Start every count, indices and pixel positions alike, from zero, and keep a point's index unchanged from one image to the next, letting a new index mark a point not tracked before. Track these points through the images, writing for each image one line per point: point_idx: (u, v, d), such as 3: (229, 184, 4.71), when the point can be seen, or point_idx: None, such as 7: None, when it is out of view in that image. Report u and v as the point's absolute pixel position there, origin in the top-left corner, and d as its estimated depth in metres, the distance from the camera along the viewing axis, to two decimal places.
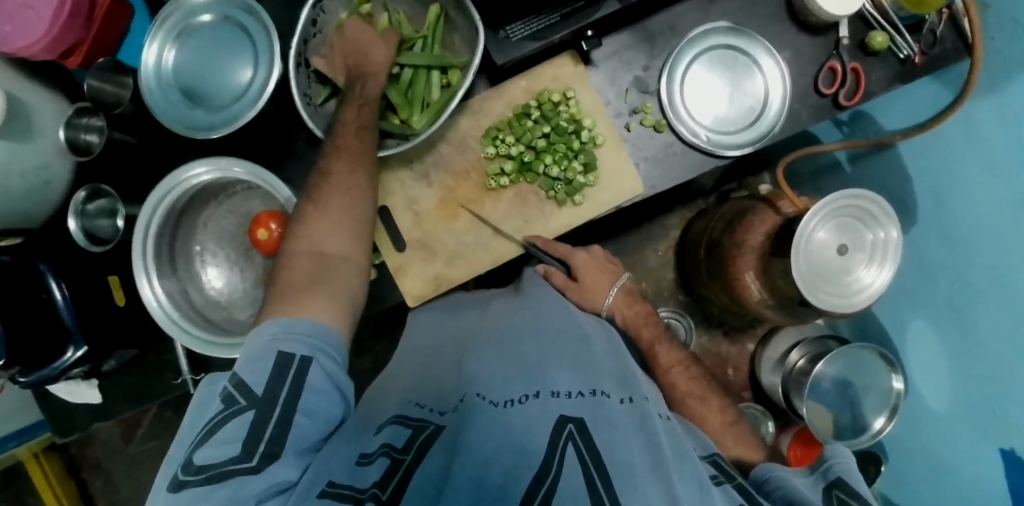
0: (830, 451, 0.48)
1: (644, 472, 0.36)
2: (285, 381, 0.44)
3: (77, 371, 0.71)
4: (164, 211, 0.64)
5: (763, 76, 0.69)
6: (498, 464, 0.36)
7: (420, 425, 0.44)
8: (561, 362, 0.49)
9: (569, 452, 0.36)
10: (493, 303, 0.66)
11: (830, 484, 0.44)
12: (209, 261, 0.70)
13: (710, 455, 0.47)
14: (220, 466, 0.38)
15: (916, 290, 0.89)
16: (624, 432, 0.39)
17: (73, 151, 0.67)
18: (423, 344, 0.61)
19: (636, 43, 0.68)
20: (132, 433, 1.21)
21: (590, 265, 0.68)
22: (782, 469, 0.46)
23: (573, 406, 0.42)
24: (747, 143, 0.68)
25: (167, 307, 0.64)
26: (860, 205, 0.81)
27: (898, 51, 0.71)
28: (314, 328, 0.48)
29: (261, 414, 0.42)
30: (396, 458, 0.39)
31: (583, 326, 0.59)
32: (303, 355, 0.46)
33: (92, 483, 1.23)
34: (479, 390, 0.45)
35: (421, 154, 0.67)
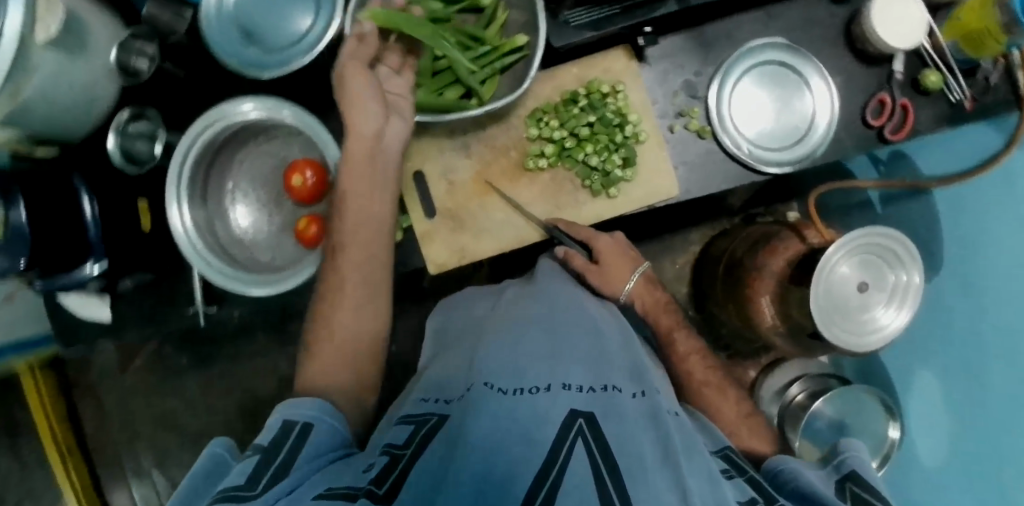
0: (844, 444, 0.48)
1: (654, 466, 0.36)
2: (289, 437, 0.44)
3: (94, 286, 0.72)
4: (205, 141, 0.65)
5: (812, 97, 0.68)
6: (507, 454, 0.35)
7: (424, 418, 0.45)
8: (573, 356, 0.49)
9: (577, 446, 0.36)
10: (506, 293, 0.67)
11: (843, 477, 0.45)
12: (240, 199, 0.71)
13: (721, 450, 0.47)
14: (224, 491, 0.37)
15: (928, 338, 0.89)
16: (634, 427, 0.40)
17: (122, 74, 0.67)
18: (439, 352, 0.63)
19: (691, 48, 0.68)
20: (131, 361, 1.23)
21: (614, 250, 0.66)
22: (795, 462, 0.47)
23: (583, 400, 0.41)
24: (787, 163, 0.68)
25: (190, 234, 0.64)
26: (886, 245, 0.81)
27: (949, 93, 0.70)
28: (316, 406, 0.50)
29: (266, 456, 0.41)
30: (396, 454, 0.40)
31: (593, 315, 0.58)
32: (304, 422, 0.47)
33: (82, 407, 1.23)
34: (487, 381, 0.45)
35: (463, 126, 0.67)
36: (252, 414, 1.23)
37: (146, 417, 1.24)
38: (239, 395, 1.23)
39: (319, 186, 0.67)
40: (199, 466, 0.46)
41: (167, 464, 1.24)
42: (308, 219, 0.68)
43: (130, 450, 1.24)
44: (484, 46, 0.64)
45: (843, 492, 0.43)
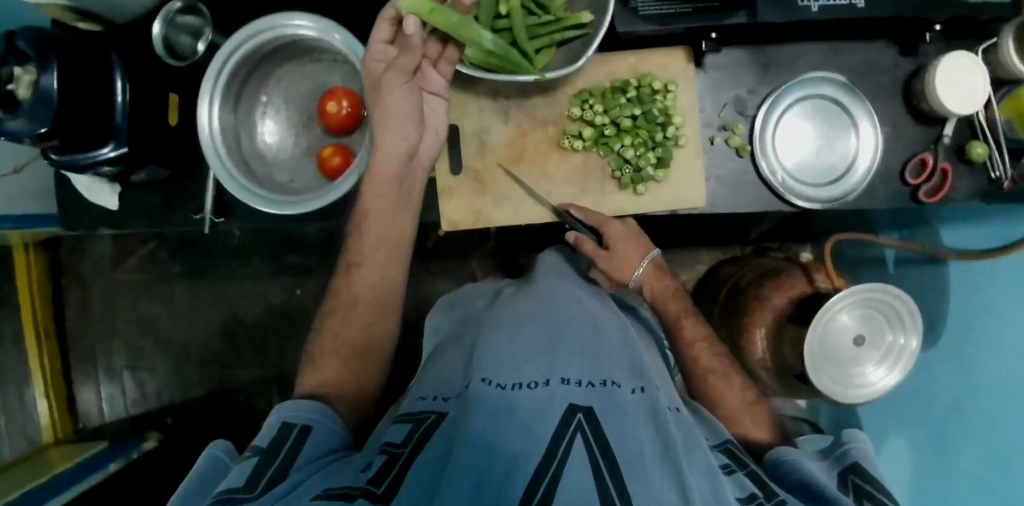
0: (844, 435, 0.50)
1: (653, 459, 0.37)
2: (287, 439, 0.45)
3: (106, 172, 0.72)
4: (243, 54, 0.64)
5: (858, 139, 0.67)
6: (504, 446, 0.35)
7: (422, 418, 0.45)
8: (573, 350, 0.49)
9: (577, 441, 0.36)
10: (505, 294, 0.67)
11: (845, 469, 0.46)
12: (270, 114, 0.71)
13: (722, 444, 0.47)
14: (222, 492, 0.38)
15: (911, 403, 0.90)
16: (633, 422, 0.40)
17: None
18: (439, 349, 0.63)
19: (750, 64, 0.67)
20: (124, 259, 1.23)
21: (624, 235, 0.63)
22: (798, 454, 0.48)
23: (582, 395, 0.42)
24: (819, 201, 0.66)
25: (214, 136, 0.64)
26: (892, 304, 0.80)
27: (991, 169, 0.69)
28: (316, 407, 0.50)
29: (264, 460, 0.42)
30: (394, 454, 0.40)
31: (593, 313, 0.59)
32: (303, 424, 0.47)
33: (68, 294, 1.24)
34: (484, 376, 0.45)
35: (508, 91, 0.67)
36: (233, 337, 1.23)
37: (128, 318, 1.24)
38: (224, 315, 1.23)
39: (353, 118, 0.67)
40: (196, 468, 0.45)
41: (139, 368, 1.25)
42: (333, 148, 0.68)
43: (106, 347, 1.24)
44: (547, 14, 0.62)
45: (845, 483, 0.45)
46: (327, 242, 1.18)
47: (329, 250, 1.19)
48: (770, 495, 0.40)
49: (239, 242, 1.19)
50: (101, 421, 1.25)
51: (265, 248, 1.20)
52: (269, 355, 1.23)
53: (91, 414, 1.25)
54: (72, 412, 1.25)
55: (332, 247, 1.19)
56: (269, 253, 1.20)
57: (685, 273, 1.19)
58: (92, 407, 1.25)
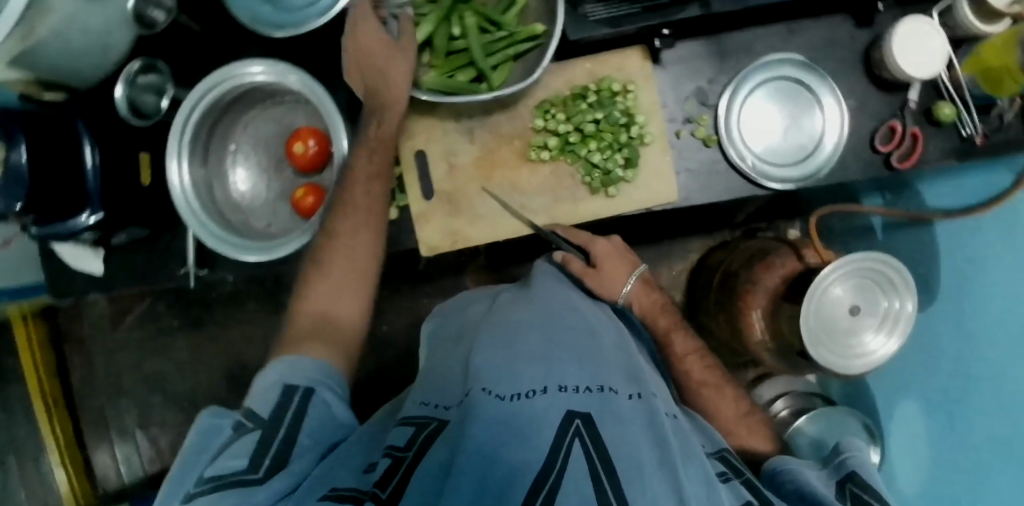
0: (846, 444, 0.46)
1: (651, 468, 0.36)
2: (290, 408, 0.45)
3: (87, 238, 0.72)
4: (208, 104, 0.64)
5: (823, 117, 0.67)
6: (503, 460, 0.35)
7: (425, 422, 0.44)
8: (569, 355, 0.49)
9: (575, 448, 0.36)
10: (503, 295, 0.66)
11: (842, 478, 0.43)
12: (241, 162, 0.71)
13: (719, 451, 0.47)
14: (226, 475, 0.37)
15: (915, 369, 0.89)
16: (629, 429, 0.39)
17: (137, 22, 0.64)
18: (436, 350, 0.62)
19: (708, 55, 0.68)
20: (123, 318, 1.24)
21: (611, 254, 0.66)
22: (797, 462, 0.47)
23: (580, 402, 0.41)
24: (791, 180, 0.67)
25: (187, 193, 0.64)
26: (882, 272, 0.80)
27: (961, 128, 0.69)
28: (316, 366, 0.50)
29: (267, 433, 0.41)
30: (398, 456, 0.39)
31: (591, 318, 0.58)
32: (305, 388, 0.47)
33: (71, 358, 1.25)
34: (484, 385, 0.44)
35: (470, 111, 0.67)
36: (239, 383, 1.24)
37: (134, 376, 1.25)
38: (228, 362, 1.23)
39: (321, 156, 0.68)
40: (190, 437, 0.44)
41: (151, 425, 1.25)
42: (305, 188, 0.68)
43: (116, 408, 1.25)
44: (501, 31, 0.64)
45: (843, 494, 0.41)
46: None
47: None
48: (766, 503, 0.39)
49: (234, 288, 1.20)
50: (120, 483, 1.25)
51: (260, 291, 1.21)
52: None
53: (109, 477, 1.25)
54: (92, 477, 1.25)
55: None
56: (264, 295, 1.21)
57: (679, 263, 1.19)
58: (109, 470, 1.25)
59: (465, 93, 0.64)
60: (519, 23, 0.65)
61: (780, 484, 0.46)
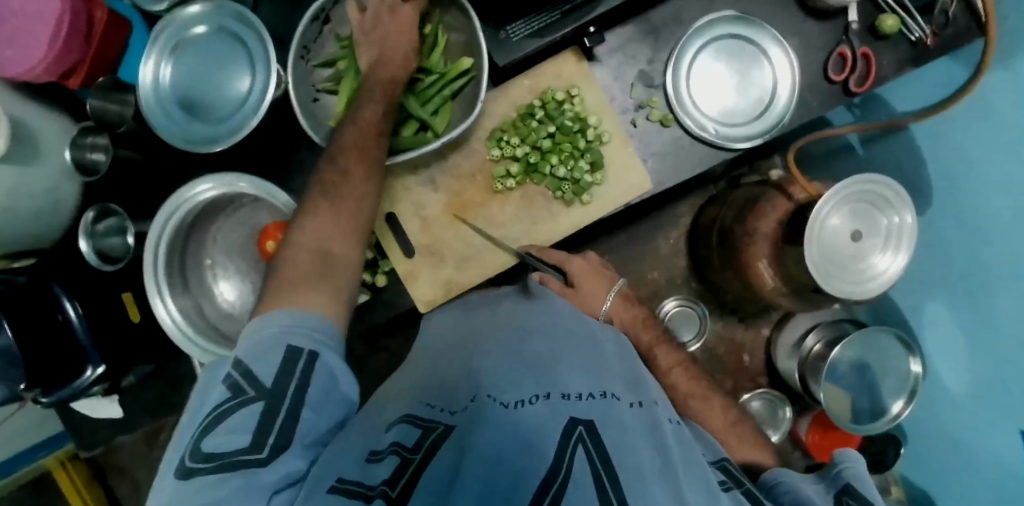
0: (840, 455, 0.46)
1: (653, 476, 0.36)
2: (292, 374, 0.42)
3: (97, 389, 0.72)
4: (176, 223, 0.65)
5: (770, 64, 0.67)
6: (507, 464, 0.35)
7: (431, 426, 0.43)
8: (573, 366, 0.49)
9: (579, 453, 0.36)
10: (502, 304, 0.64)
11: (840, 492, 0.42)
12: (221, 275, 0.70)
13: (719, 461, 0.46)
14: (226, 454, 0.35)
15: (934, 273, 0.89)
16: (633, 436, 0.39)
17: (81, 171, 0.67)
18: (436, 345, 0.61)
19: (640, 37, 0.67)
20: (155, 438, 1.27)
21: (588, 272, 0.67)
22: (792, 475, 0.45)
23: (583, 407, 0.42)
24: (757, 135, 0.67)
25: (183, 327, 0.64)
26: (877, 190, 0.80)
27: (910, 34, 0.68)
28: (321, 327, 0.46)
29: (270, 405, 0.39)
30: (406, 458, 0.38)
31: (594, 330, 0.58)
32: (309, 350, 0.44)
33: (119, 486, 1.30)
34: (489, 392, 0.45)
35: (425, 161, 0.66)
36: None
37: None
38: None
39: None
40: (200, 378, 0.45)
41: None
42: None
43: None
44: (431, 74, 0.63)
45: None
46: None
47: None
48: None
49: None
50: None
51: None
52: None
53: None
54: None
55: None
56: None
57: (672, 230, 1.16)
58: None
59: (414, 148, 0.63)
60: (447, 61, 0.64)
61: (774, 496, 0.44)
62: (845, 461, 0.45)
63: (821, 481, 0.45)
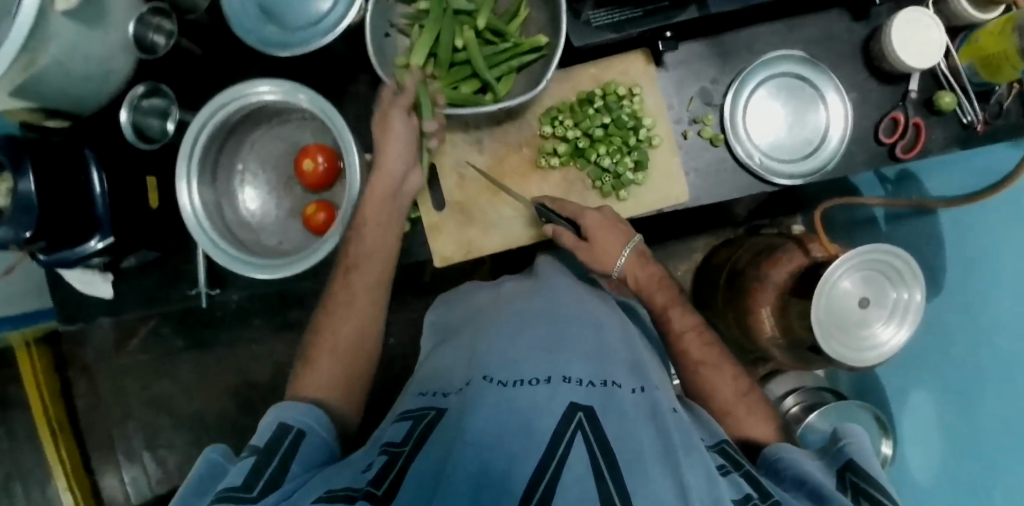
0: (845, 431, 0.51)
1: (652, 460, 0.40)
2: (281, 446, 0.45)
3: (96, 263, 0.73)
4: (212, 129, 0.64)
5: (826, 111, 0.68)
6: (503, 448, 0.39)
7: (422, 413, 0.49)
8: (574, 352, 0.53)
9: (577, 439, 0.39)
10: (506, 287, 0.73)
11: (842, 466, 0.47)
12: (249, 181, 0.71)
13: (718, 444, 0.50)
14: (220, 493, 0.39)
15: (928, 360, 0.89)
16: (631, 421, 0.44)
17: (138, 49, 0.67)
18: (444, 348, 0.66)
19: (708, 55, 0.68)
20: (127, 342, 1.27)
21: (602, 225, 0.61)
22: (795, 451, 0.50)
23: (583, 393, 0.45)
24: (800, 175, 0.67)
25: (200, 215, 0.64)
26: (890, 261, 0.80)
27: (963, 115, 0.70)
28: (313, 414, 0.50)
29: (262, 462, 0.42)
30: (395, 452, 0.43)
31: (597, 315, 0.64)
32: (298, 430, 0.47)
33: (76, 384, 1.27)
34: (486, 375, 0.49)
35: (477, 122, 0.67)
36: (246, 401, 1.28)
37: (142, 399, 1.29)
38: (235, 380, 1.27)
39: (331, 173, 0.68)
40: (195, 471, 0.45)
41: (159, 446, 1.29)
42: (316, 205, 0.68)
43: (123, 429, 1.29)
44: (505, 41, 0.64)
45: (844, 485, 0.46)
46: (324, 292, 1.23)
47: None
48: (765, 495, 0.43)
49: (237, 306, 1.22)
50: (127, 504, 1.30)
51: (265, 309, 1.23)
52: None
53: (117, 499, 1.30)
54: (98, 500, 1.29)
55: None
56: (268, 313, 1.23)
57: (683, 263, 1.19)
58: (116, 492, 1.30)
59: (470, 105, 0.64)
60: (523, 34, 0.66)
61: (778, 469, 0.49)
62: (847, 436, 0.50)
63: (825, 454, 0.50)
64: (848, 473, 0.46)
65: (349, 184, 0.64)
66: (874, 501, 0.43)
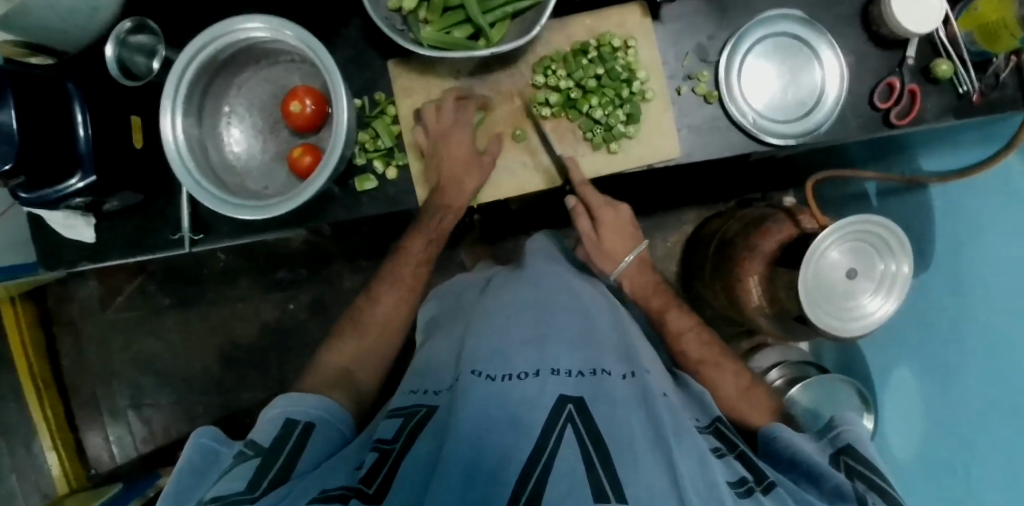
0: (847, 420, 0.55)
1: (644, 447, 0.43)
2: (291, 437, 0.52)
3: (78, 204, 0.69)
4: (192, 74, 0.62)
5: (822, 72, 0.67)
6: (492, 445, 0.40)
7: (413, 410, 0.52)
8: (562, 341, 0.55)
9: (567, 431, 0.42)
10: (493, 283, 0.75)
11: (839, 450, 0.52)
12: (235, 123, 0.70)
13: (712, 424, 0.56)
14: (223, 496, 0.43)
15: (907, 337, 0.89)
16: (618, 407, 0.47)
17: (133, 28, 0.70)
18: (434, 344, 0.68)
19: (706, 11, 0.67)
20: (112, 299, 1.28)
21: (614, 227, 0.73)
22: (789, 432, 0.55)
23: (572, 385, 0.48)
24: (791, 136, 0.67)
25: (180, 147, 0.62)
26: (876, 233, 0.76)
27: (958, 84, 0.67)
28: (322, 405, 0.58)
29: (264, 462, 0.48)
30: (385, 450, 0.46)
31: (583, 299, 0.66)
32: (305, 422, 0.55)
33: (61, 338, 1.28)
34: (473, 369, 0.51)
35: (470, 69, 0.69)
36: (232, 363, 1.27)
37: (127, 358, 1.28)
38: (222, 341, 1.27)
39: (319, 115, 0.68)
40: (187, 454, 0.50)
41: (144, 405, 1.29)
42: (303, 148, 0.68)
43: (108, 388, 1.29)
44: None
45: (838, 464, 0.51)
46: (312, 254, 1.24)
47: (318, 266, 1.24)
48: (760, 476, 0.47)
49: (224, 266, 1.25)
50: (113, 464, 1.29)
51: (250, 267, 1.25)
52: (272, 373, 1.26)
53: (101, 457, 1.29)
54: (83, 458, 1.29)
55: (322, 262, 1.24)
56: (257, 272, 1.25)
57: (672, 235, 1.21)
58: (101, 450, 1.29)
59: (461, 51, 0.62)
60: None
61: (775, 450, 0.55)
62: (844, 424, 0.54)
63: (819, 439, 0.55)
64: (847, 456, 0.51)
65: (334, 128, 0.59)
66: (867, 480, 0.48)
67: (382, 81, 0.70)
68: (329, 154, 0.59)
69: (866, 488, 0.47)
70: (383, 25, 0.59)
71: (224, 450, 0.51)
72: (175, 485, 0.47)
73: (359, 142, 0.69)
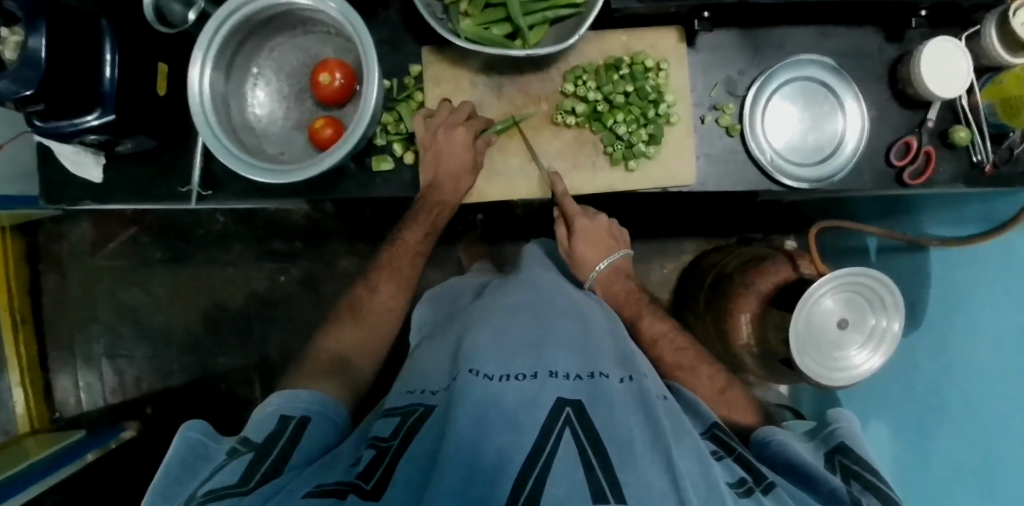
0: (837, 417, 0.60)
1: (642, 449, 0.43)
2: (284, 432, 0.53)
3: (92, 142, 0.68)
4: (226, 32, 0.62)
5: (844, 122, 0.68)
6: (490, 445, 0.41)
7: (410, 410, 0.52)
8: (561, 343, 0.55)
9: (566, 433, 0.43)
10: (491, 286, 0.75)
11: (833, 449, 0.56)
12: (261, 85, 0.70)
13: (710, 429, 0.56)
14: (217, 489, 0.43)
15: (891, 390, 0.90)
16: (618, 409, 0.47)
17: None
18: (433, 343, 0.68)
19: (739, 47, 0.69)
20: (103, 244, 1.26)
21: (589, 234, 0.75)
22: (782, 435, 0.57)
23: (569, 388, 0.48)
24: (806, 180, 0.68)
25: (204, 101, 0.62)
26: (872, 288, 0.77)
27: (973, 153, 0.69)
28: (311, 398, 0.58)
29: (257, 456, 0.48)
30: (383, 447, 0.46)
31: (585, 306, 0.66)
32: (300, 416, 0.55)
33: (46, 277, 1.27)
34: (472, 368, 0.51)
35: (501, 68, 0.70)
36: (214, 326, 1.26)
37: (109, 306, 1.27)
38: (208, 303, 1.26)
39: (346, 90, 0.68)
40: (177, 451, 0.51)
41: (119, 356, 1.27)
42: (325, 120, 0.68)
43: (86, 333, 1.27)
44: None
45: (834, 464, 0.55)
46: (312, 228, 1.23)
47: (316, 241, 1.24)
48: (759, 477, 0.48)
49: (222, 228, 1.24)
50: (78, 410, 1.28)
51: (248, 233, 1.24)
52: (253, 341, 1.25)
53: (68, 402, 1.27)
54: (49, 400, 1.27)
55: (321, 238, 1.24)
56: (253, 238, 1.24)
57: (670, 262, 1.22)
58: (69, 395, 1.27)
59: (497, 47, 0.63)
60: None
61: (769, 451, 0.56)
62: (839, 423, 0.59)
63: (814, 440, 0.59)
64: (840, 455, 0.55)
65: (361, 105, 0.60)
66: (860, 478, 0.51)
67: (413, 67, 0.71)
68: (354, 128, 0.59)
69: (860, 488, 0.50)
70: (425, 11, 0.59)
71: (216, 449, 0.52)
72: (164, 477, 0.48)
73: (381, 123, 0.70)
